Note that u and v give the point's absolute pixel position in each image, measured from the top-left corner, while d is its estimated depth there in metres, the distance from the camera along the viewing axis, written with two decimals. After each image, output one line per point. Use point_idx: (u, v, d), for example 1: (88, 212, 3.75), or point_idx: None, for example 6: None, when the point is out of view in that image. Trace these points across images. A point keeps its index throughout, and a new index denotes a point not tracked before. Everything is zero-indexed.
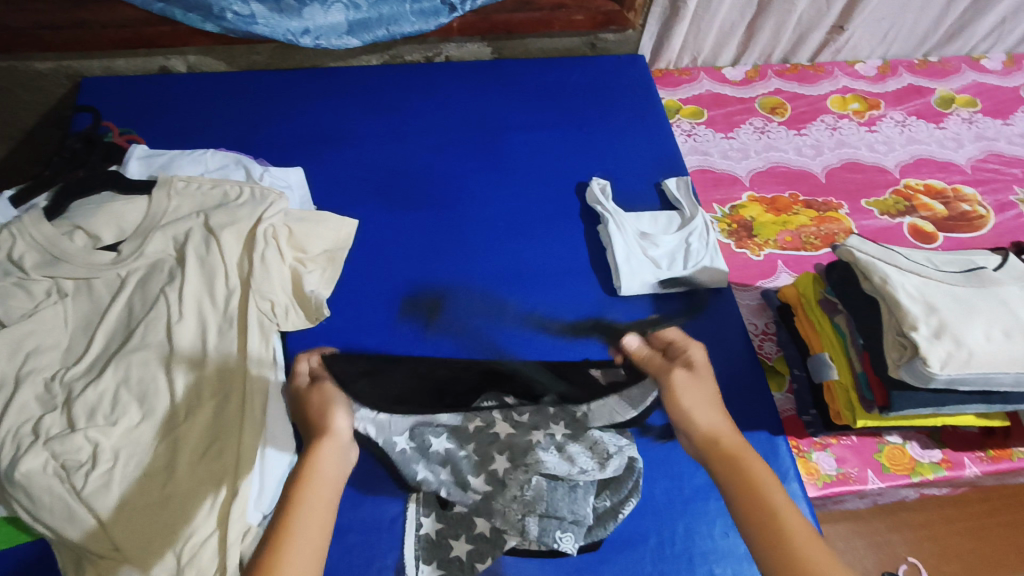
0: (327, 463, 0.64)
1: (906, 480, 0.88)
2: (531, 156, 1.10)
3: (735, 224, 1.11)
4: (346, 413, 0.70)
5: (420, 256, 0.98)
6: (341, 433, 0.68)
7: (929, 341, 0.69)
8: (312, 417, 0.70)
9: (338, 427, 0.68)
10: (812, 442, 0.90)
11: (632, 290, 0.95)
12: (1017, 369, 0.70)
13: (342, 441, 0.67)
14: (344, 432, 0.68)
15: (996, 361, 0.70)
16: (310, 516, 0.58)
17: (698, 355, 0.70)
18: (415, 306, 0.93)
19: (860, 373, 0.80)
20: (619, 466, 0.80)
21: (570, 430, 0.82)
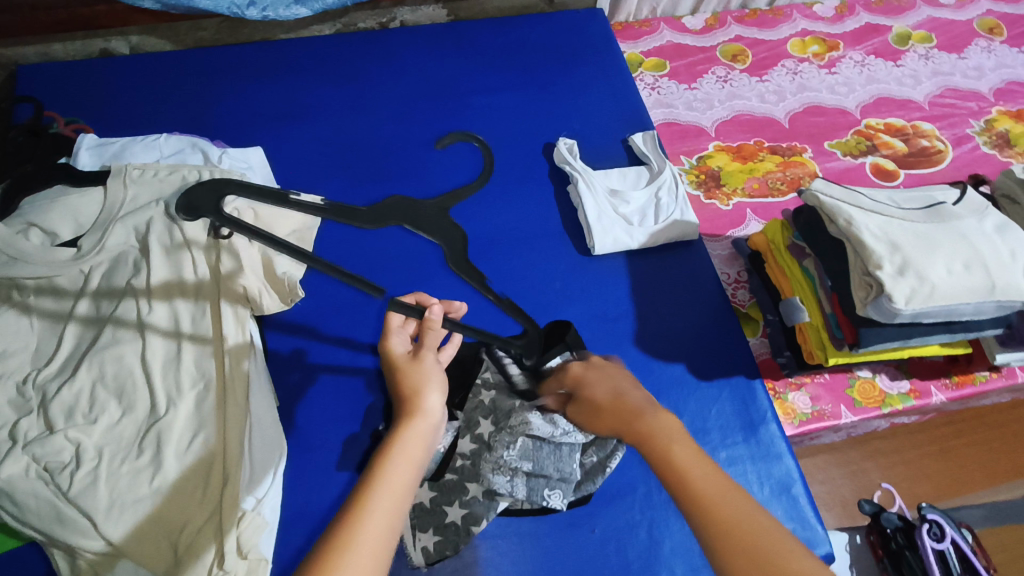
0: (410, 451, 0.57)
1: (876, 412, 0.92)
2: (495, 119, 1.08)
3: (703, 174, 1.12)
4: (440, 392, 0.63)
5: (349, 248, 0.96)
6: (432, 416, 0.61)
7: (893, 278, 0.71)
8: (406, 383, 0.63)
9: (428, 406, 0.61)
10: (787, 383, 0.93)
11: (606, 248, 0.96)
12: (978, 299, 0.73)
13: (433, 424, 0.61)
14: (436, 414, 0.62)
15: (958, 291, 0.72)
16: (391, 502, 0.53)
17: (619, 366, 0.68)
18: (346, 304, 0.92)
19: (829, 314, 0.83)
20: None
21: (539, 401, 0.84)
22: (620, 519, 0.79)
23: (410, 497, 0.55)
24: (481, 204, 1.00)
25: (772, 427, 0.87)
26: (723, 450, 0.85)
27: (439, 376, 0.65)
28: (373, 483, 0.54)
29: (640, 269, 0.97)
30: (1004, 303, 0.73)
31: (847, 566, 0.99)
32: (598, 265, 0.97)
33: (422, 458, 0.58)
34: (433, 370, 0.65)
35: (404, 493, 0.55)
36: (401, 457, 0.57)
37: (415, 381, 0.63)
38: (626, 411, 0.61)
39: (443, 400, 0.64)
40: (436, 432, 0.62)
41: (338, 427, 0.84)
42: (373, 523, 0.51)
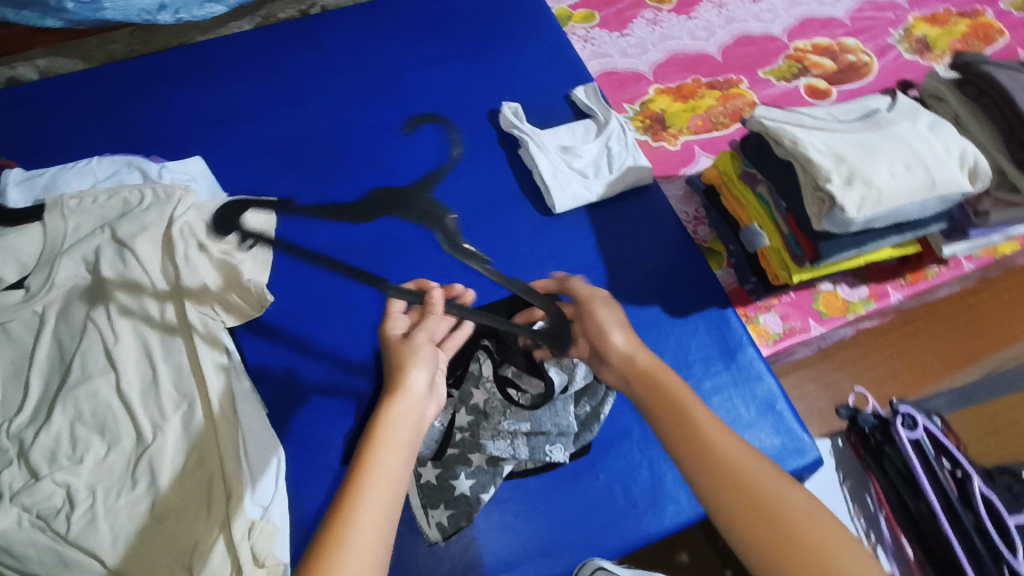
0: (398, 426, 0.60)
1: (842, 319, 0.97)
2: (435, 94, 1.07)
3: (648, 119, 1.14)
4: (426, 369, 0.66)
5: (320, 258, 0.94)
6: (417, 390, 0.63)
7: (843, 189, 0.74)
8: (393, 363, 0.66)
9: (411, 383, 0.63)
10: (757, 307, 0.97)
11: (566, 204, 0.97)
12: (922, 198, 0.76)
13: (419, 397, 0.63)
14: (421, 387, 0.64)
15: (901, 194, 0.75)
16: (385, 475, 0.55)
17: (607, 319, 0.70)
18: (330, 315, 0.90)
19: (787, 235, 0.86)
20: (588, 373, 0.83)
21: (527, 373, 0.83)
22: (622, 464, 0.82)
23: (404, 468, 0.57)
24: (439, 183, 0.99)
25: (751, 350, 0.90)
26: (709, 381, 0.88)
27: (426, 353, 0.67)
28: (362, 467, 0.55)
29: (601, 220, 0.99)
30: (943, 200, 0.78)
31: (833, 469, 1.06)
32: (561, 223, 0.98)
33: (408, 432, 0.60)
34: (418, 347, 0.67)
35: (397, 468, 0.57)
36: (384, 436, 0.58)
37: (401, 359, 0.66)
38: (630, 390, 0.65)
39: (428, 373, 0.65)
40: (423, 407, 0.63)
41: (332, 423, 0.84)
42: (366, 503, 0.53)
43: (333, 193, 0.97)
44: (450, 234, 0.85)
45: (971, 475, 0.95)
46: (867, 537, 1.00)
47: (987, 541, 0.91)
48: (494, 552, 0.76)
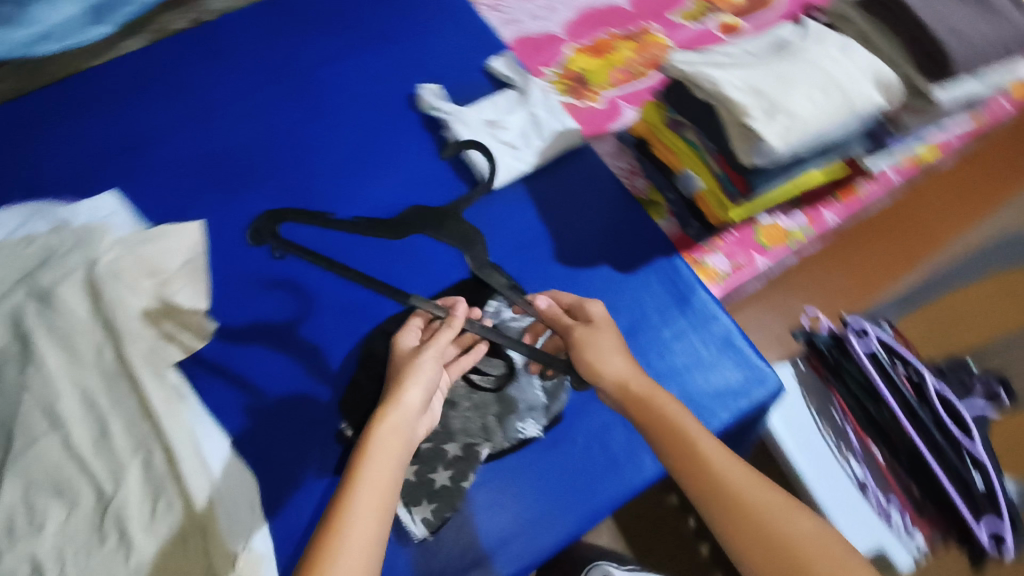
0: (387, 445, 0.61)
1: (784, 249, 1.01)
2: (349, 86, 1.03)
3: (569, 80, 1.13)
4: (423, 386, 0.66)
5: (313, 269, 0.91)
6: (411, 405, 0.64)
7: (764, 122, 0.75)
8: (392, 379, 0.68)
9: (406, 399, 0.64)
10: (702, 250, 0.98)
11: (500, 179, 0.95)
12: (842, 118, 0.77)
13: (412, 413, 0.64)
14: (414, 403, 0.64)
15: (823, 117, 0.76)
16: (368, 498, 0.58)
17: (597, 310, 0.75)
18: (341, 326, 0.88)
19: (720, 175, 0.87)
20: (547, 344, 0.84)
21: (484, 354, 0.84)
22: (596, 426, 0.83)
23: (388, 489, 0.59)
24: (373, 177, 0.97)
25: (702, 294, 0.92)
26: (667, 330, 0.89)
27: (428, 366, 0.68)
28: (356, 474, 0.59)
29: (538, 189, 0.98)
30: (864, 117, 0.79)
31: (798, 395, 1.09)
32: (499, 197, 0.97)
33: (397, 448, 0.61)
34: (421, 362, 0.67)
35: (381, 488, 0.59)
36: (377, 449, 0.61)
37: (400, 374, 0.67)
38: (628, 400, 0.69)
39: (425, 389, 0.66)
40: (417, 423, 0.64)
41: (300, 437, 0.81)
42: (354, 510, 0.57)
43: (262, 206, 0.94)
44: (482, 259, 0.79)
45: (924, 374, 1.00)
46: (838, 450, 1.04)
47: (946, 433, 0.96)
48: (485, 536, 0.76)
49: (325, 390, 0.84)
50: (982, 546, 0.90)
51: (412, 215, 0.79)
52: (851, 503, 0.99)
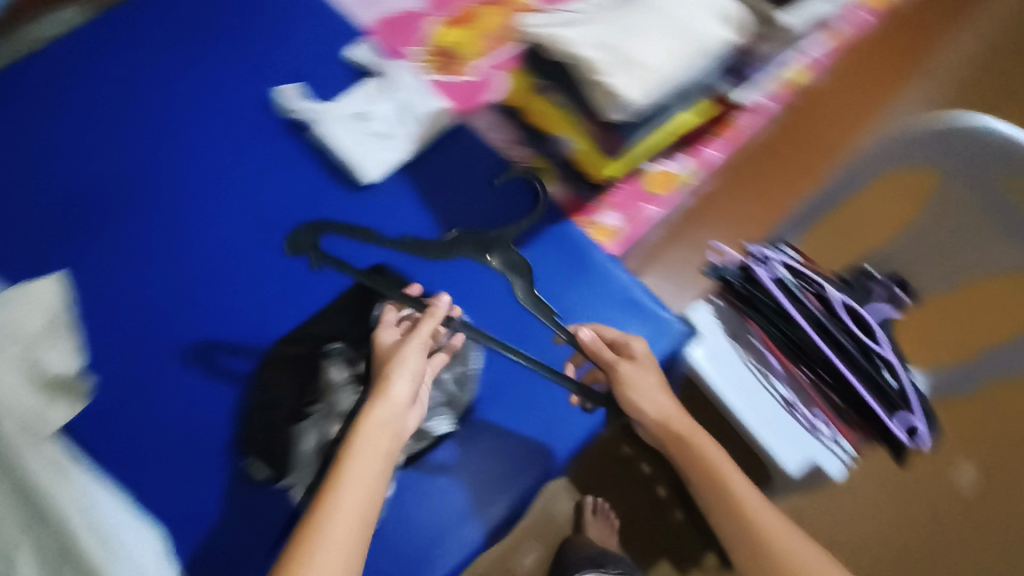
0: (375, 439, 0.59)
1: (675, 196, 1.03)
2: (202, 98, 0.96)
3: (436, 55, 1.09)
4: (411, 380, 0.63)
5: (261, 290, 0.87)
6: (399, 398, 0.61)
7: (614, 78, 0.73)
8: (377, 372, 0.64)
9: (393, 392, 0.61)
10: (594, 210, 0.98)
11: (374, 171, 0.92)
12: (692, 62, 0.76)
13: (401, 406, 0.61)
14: (402, 399, 0.61)
15: (672, 64, 0.75)
16: (353, 497, 0.56)
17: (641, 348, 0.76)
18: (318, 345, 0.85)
19: (591, 135, 0.86)
20: None
21: None
22: (522, 404, 0.86)
23: (375, 486, 0.57)
24: (244, 192, 0.91)
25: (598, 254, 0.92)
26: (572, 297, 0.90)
27: (414, 357, 0.64)
28: (341, 470, 0.57)
29: (421, 176, 0.96)
30: (716, 57, 0.78)
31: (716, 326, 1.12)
32: (382, 191, 0.93)
33: (377, 452, 0.58)
34: (406, 352, 0.64)
35: (368, 484, 0.57)
36: (359, 454, 0.58)
37: (386, 367, 0.63)
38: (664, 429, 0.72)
39: (412, 380, 0.63)
40: (405, 417, 0.62)
41: (208, 477, 0.75)
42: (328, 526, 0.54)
43: (127, 241, 0.87)
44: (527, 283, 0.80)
45: (827, 289, 1.01)
46: (760, 373, 1.08)
47: (858, 344, 0.99)
48: (432, 529, 0.79)
49: (226, 424, 0.77)
50: (902, 441, 0.96)
51: (456, 242, 0.84)
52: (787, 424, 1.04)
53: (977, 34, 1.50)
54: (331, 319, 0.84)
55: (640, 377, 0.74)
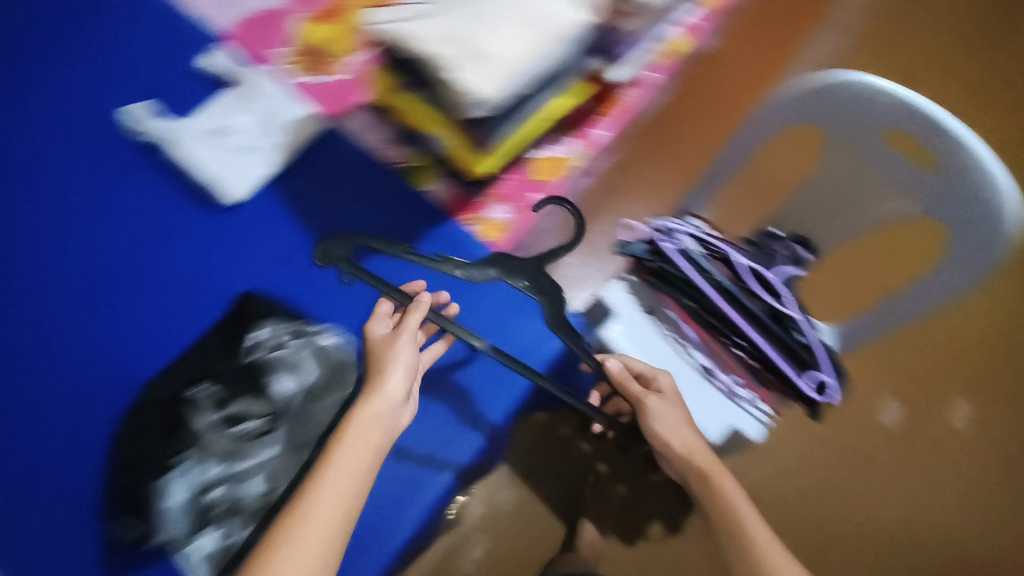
0: (365, 431, 0.58)
1: (561, 180, 1.02)
2: (37, 121, 0.87)
3: (304, 56, 0.98)
4: (405, 373, 0.62)
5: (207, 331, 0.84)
6: (392, 394, 0.61)
7: (464, 74, 0.68)
8: (370, 363, 0.63)
9: (388, 386, 0.61)
10: (481, 207, 0.95)
11: (240, 189, 0.87)
12: (548, 49, 0.72)
13: (395, 402, 0.61)
14: (395, 395, 0.61)
15: (526, 51, 0.71)
16: (335, 497, 0.54)
17: (667, 380, 0.77)
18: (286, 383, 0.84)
19: (462, 132, 0.80)
20: (325, 361, 0.78)
21: (256, 393, 0.74)
22: None
23: (360, 482, 0.56)
24: (95, 223, 0.84)
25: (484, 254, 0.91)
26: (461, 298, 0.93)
27: (404, 348, 0.64)
28: (328, 459, 0.56)
29: (293, 190, 0.91)
30: (574, 40, 0.74)
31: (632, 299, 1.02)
32: (252, 210, 0.89)
33: (367, 443, 0.58)
34: (400, 345, 0.63)
35: (357, 477, 0.56)
36: (352, 441, 0.57)
37: (380, 358, 0.63)
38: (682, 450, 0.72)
39: (407, 376, 0.62)
40: (397, 414, 0.61)
41: (77, 538, 0.71)
42: (316, 507, 0.53)
43: None
44: (557, 316, 0.72)
45: (730, 252, 0.90)
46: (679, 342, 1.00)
47: (765, 305, 0.88)
48: None
49: (93, 478, 0.73)
50: (815, 401, 0.87)
51: (486, 258, 0.73)
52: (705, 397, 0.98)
53: None
54: (198, 358, 0.75)
55: (667, 407, 0.74)
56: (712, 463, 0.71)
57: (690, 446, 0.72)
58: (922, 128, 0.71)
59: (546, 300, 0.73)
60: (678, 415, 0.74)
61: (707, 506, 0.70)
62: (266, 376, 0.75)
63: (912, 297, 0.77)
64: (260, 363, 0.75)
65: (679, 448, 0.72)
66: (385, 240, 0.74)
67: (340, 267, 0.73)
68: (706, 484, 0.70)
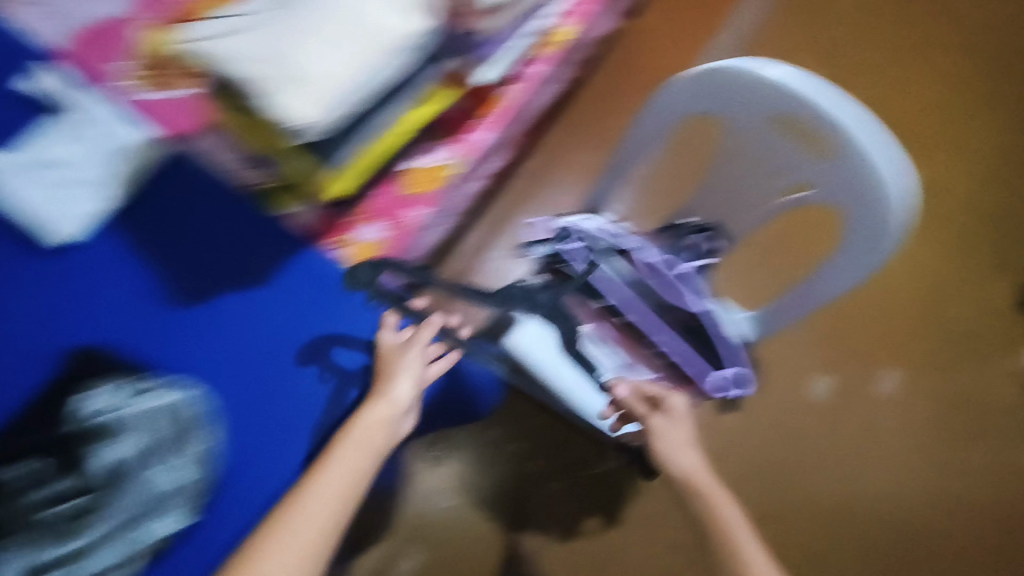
0: (368, 430, 0.92)
1: (436, 191, 0.95)
2: None
3: (155, 66, 0.80)
4: (406, 382, 0.96)
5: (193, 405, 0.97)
6: (396, 401, 0.94)
7: (278, 98, 0.61)
8: (382, 370, 0.97)
9: (395, 395, 0.94)
10: (349, 228, 0.90)
11: (72, 226, 0.91)
12: (380, 61, 0.65)
13: (396, 408, 0.94)
14: (398, 400, 0.94)
15: (351, 66, 0.63)
16: (337, 478, 0.86)
17: (677, 404, 1.10)
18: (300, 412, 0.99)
19: (304, 154, 0.71)
20: (156, 433, 0.89)
21: (86, 469, 0.85)
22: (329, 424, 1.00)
23: (359, 469, 0.88)
24: None
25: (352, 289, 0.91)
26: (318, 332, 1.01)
27: (400, 362, 0.98)
28: (335, 450, 0.89)
29: (135, 226, 0.97)
30: (406, 48, 0.66)
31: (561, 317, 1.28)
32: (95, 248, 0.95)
33: (362, 444, 0.90)
34: (407, 360, 0.97)
35: (360, 468, 0.88)
36: (351, 443, 0.90)
37: (388, 369, 0.98)
38: (662, 452, 1.08)
39: (408, 384, 0.96)
40: (398, 419, 0.95)
41: None
42: (326, 484, 0.85)
43: None
44: (570, 334, 0.90)
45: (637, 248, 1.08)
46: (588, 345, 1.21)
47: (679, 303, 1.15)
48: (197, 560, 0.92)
49: None
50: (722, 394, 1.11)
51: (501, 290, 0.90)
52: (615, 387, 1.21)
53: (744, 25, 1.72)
54: (31, 436, 0.86)
55: (668, 425, 1.08)
56: (700, 477, 1.06)
57: (693, 471, 1.05)
58: (812, 107, 0.91)
59: (562, 326, 0.91)
60: (693, 452, 1.08)
61: (702, 511, 1.03)
62: (96, 451, 0.86)
63: (850, 261, 0.97)
64: (89, 440, 0.86)
65: (692, 471, 1.06)
66: (409, 267, 0.89)
67: (373, 288, 0.89)
68: (698, 489, 1.05)
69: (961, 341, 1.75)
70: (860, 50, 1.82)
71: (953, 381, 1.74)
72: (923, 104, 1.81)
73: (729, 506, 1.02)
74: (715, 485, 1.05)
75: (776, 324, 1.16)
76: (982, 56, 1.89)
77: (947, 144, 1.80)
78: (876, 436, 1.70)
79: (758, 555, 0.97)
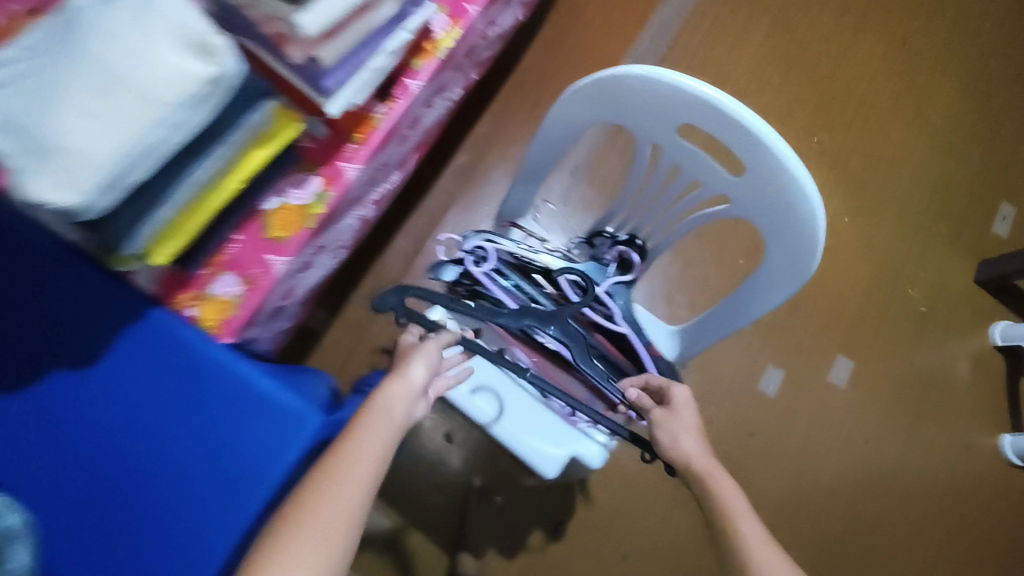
0: (386, 411, 0.77)
1: (305, 235, 0.81)
2: None
3: None
4: (422, 369, 0.84)
5: (98, 491, 0.74)
6: (409, 382, 0.82)
7: (31, 178, 0.51)
8: (396, 361, 0.85)
9: (409, 376, 0.82)
10: (202, 280, 0.79)
11: None
12: (161, 127, 0.54)
13: (410, 391, 0.81)
14: (417, 380, 0.82)
15: (121, 137, 0.53)
16: (358, 457, 0.71)
17: (679, 392, 0.96)
18: (247, 465, 0.76)
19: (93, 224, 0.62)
20: None
21: None
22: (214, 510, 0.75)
23: (380, 457, 0.73)
24: None
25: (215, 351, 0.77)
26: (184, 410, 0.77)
27: (424, 351, 0.85)
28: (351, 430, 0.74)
29: None
30: (205, 99, 0.55)
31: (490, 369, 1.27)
32: None
33: (390, 417, 0.77)
34: (424, 349, 0.86)
35: (378, 456, 0.73)
36: (376, 416, 0.76)
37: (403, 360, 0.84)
38: (666, 438, 0.92)
39: (425, 368, 0.84)
40: (410, 407, 0.80)
41: None
42: (353, 462, 0.70)
43: None
44: (583, 347, 0.97)
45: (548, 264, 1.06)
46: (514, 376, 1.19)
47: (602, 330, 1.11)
48: None
49: None
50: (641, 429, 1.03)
51: (519, 311, 0.99)
52: (543, 418, 1.16)
53: (641, 37, 1.82)
54: None
55: (672, 420, 0.93)
56: (697, 451, 0.90)
57: (693, 452, 0.90)
58: (715, 120, 0.82)
59: (573, 341, 0.98)
60: (696, 430, 0.93)
61: (703, 492, 0.87)
62: None
63: (776, 275, 0.92)
64: None
65: (692, 453, 0.90)
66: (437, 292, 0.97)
67: (398, 308, 0.96)
68: (696, 470, 0.89)
69: (895, 340, 1.78)
70: (760, 50, 1.90)
71: (891, 378, 1.76)
72: (826, 101, 1.90)
73: (726, 481, 0.87)
74: (715, 466, 0.89)
75: (705, 338, 1.12)
76: (881, 51, 1.97)
77: (885, 166, 1.89)
78: (823, 435, 1.69)
79: (751, 523, 0.82)
